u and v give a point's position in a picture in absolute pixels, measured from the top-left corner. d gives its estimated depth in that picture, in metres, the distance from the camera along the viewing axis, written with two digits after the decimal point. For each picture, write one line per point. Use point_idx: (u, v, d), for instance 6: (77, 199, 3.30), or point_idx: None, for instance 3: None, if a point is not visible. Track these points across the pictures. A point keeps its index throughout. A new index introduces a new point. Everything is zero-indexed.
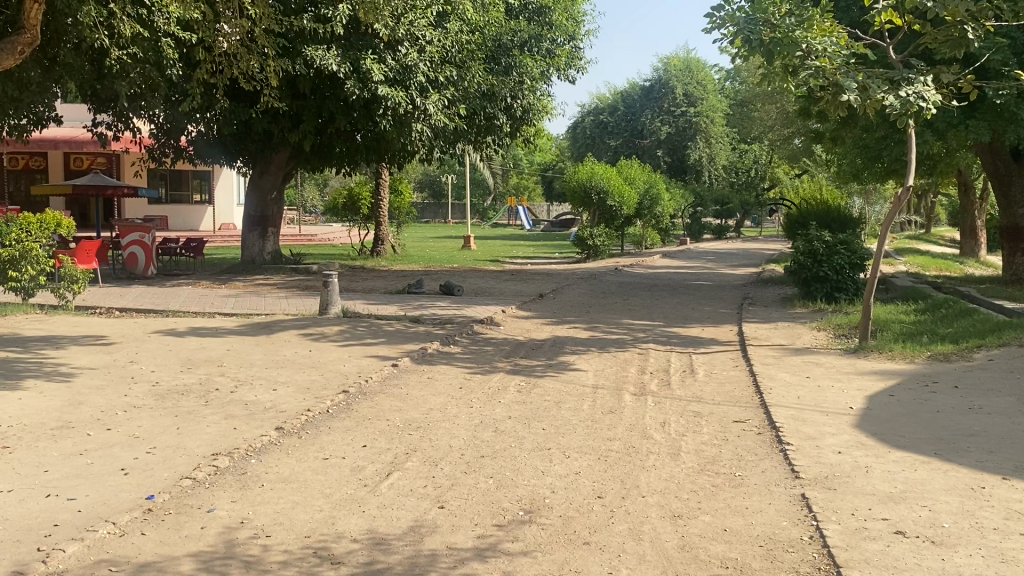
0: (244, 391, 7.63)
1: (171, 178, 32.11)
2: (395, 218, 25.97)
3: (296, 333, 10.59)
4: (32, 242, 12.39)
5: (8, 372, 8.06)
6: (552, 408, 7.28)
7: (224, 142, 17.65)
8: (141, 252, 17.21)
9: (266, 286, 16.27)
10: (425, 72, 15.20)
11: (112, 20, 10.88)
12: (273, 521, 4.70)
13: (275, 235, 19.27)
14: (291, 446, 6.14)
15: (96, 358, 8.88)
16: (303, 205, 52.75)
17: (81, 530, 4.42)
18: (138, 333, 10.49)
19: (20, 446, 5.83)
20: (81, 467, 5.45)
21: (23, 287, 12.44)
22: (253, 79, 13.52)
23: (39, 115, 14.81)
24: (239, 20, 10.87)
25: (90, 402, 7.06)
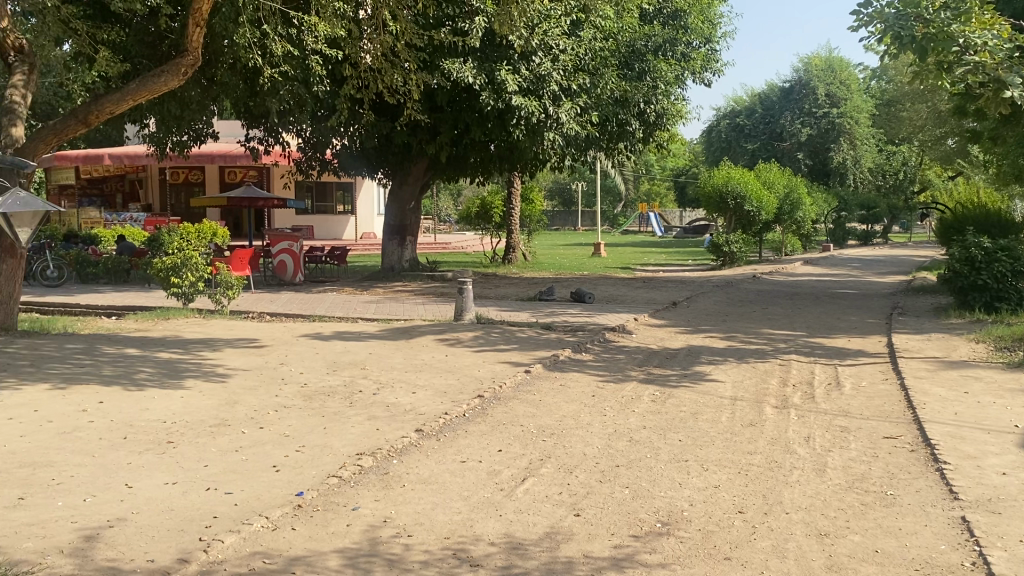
0: (385, 394, 7.88)
1: (317, 189, 33.68)
2: (527, 227, 26.12)
3: (432, 338, 10.84)
4: (192, 251, 13.28)
5: (171, 372, 8.65)
6: (688, 419, 7.14)
7: (366, 155, 18.37)
8: (289, 259, 18.09)
9: (404, 292, 16.78)
10: (558, 81, 15.31)
11: (265, 39, 11.49)
12: (414, 521, 4.82)
13: (413, 244, 19.82)
14: (430, 448, 6.30)
15: (249, 360, 9.40)
16: (438, 214, 54.13)
17: (238, 523, 4.68)
18: (286, 337, 11.04)
19: (183, 441, 6.24)
20: (236, 463, 5.77)
21: (184, 292, 13.33)
22: (395, 93, 13.95)
23: (198, 132, 15.78)
24: (381, 36, 11.31)
25: (244, 401, 7.47)
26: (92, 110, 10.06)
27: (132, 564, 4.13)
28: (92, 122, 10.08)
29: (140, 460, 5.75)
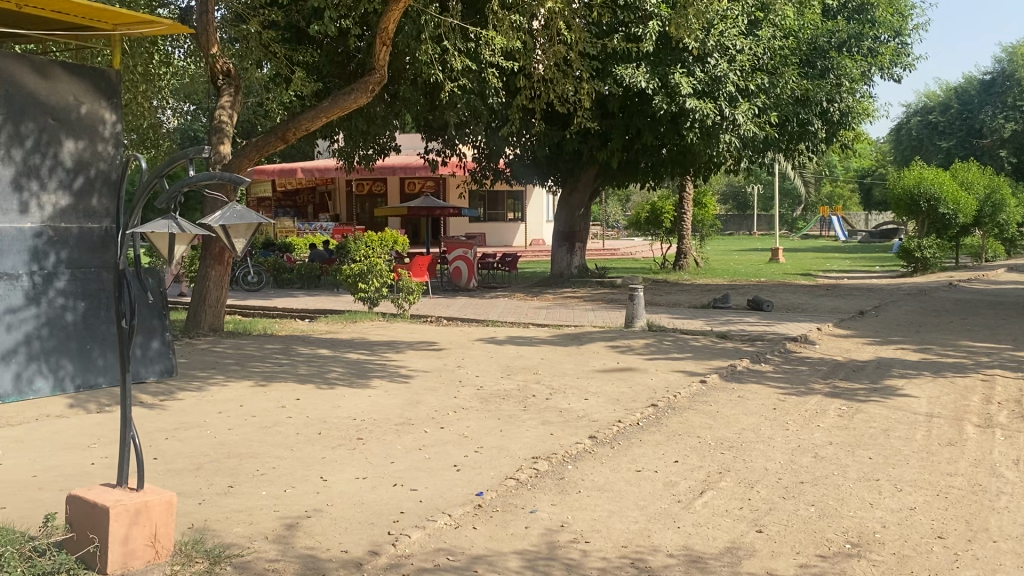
0: (559, 399, 7.96)
1: (489, 198, 34.43)
2: (699, 232, 25.57)
3: (604, 344, 10.84)
4: (376, 258, 13.99)
5: (358, 372, 9.14)
6: (878, 436, 6.74)
7: (538, 163, 18.67)
8: (464, 266, 18.68)
9: (574, 298, 16.91)
10: (735, 82, 14.93)
11: (445, 55, 11.88)
12: (591, 527, 4.85)
13: (582, 250, 19.90)
14: (605, 455, 6.31)
15: (429, 362, 9.79)
16: (607, 220, 54.21)
17: (423, 519, 4.88)
18: (463, 340, 11.39)
19: (371, 438, 6.59)
20: (420, 461, 6.02)
21: (369, 297, 14.06)
22: (568, 101, 14.10)
23: (382, 146, 16.55)
24: (555, 47, 11.48)
25: (425, 402, 7.78)
26: (289, 127, 10.94)
27: (329, 553, 4.40)
28: (289, 138, 10.95)
29: (333, 455, 6.11)
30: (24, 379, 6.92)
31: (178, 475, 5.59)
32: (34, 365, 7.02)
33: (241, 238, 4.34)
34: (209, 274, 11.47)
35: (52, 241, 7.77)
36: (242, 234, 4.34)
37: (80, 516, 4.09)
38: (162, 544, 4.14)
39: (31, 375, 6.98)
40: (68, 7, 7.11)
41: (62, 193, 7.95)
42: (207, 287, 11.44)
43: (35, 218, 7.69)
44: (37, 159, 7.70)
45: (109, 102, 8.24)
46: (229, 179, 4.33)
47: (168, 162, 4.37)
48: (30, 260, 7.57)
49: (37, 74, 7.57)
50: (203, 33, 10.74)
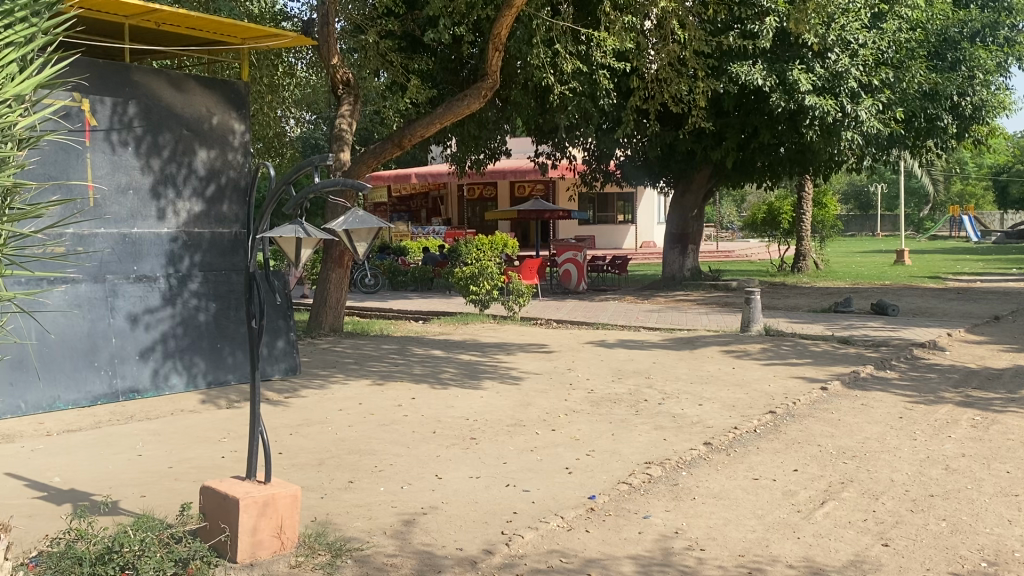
0: (672, 404, 7.85)
1: (599, 201, 34.20)
2: (818, 233, 24.71)
3: (719, 349, 10.62)
4: (488, 260, 14.15)
5: (471, 373, 9.27)
6: (1017, 450, 6.34)
7: (650, 164, 18.47)
8: (574, 269, 18.65)
9: (687, 301, 16.64)
10: (857, 77, 14.38)
11: (557, 58, 11.81)
12: (707, 535, 4.76)
13: (695, 253, 19.56)
14: (720, 462, 6.18)
15: (540, 364, 9.84)
16: (721, 221, 53.15)
17: (536, 520, 4.91)
18: (574, 343, 11.39)
19: (484, 438, 6.67)
20: (532, 462, 6.05)
21: (481, 299, 14.25)
22: (682, 101, 13.92)
23: (493, 150, 16.73)
24: (669, 46, 11.36)
25: (537, 404, 7.82)
26: (404, 134, 11.23)
27: (444, 550, 4.48)
28: (405, 144, 11.23)
29: (447, 454, 6.23)
30: (161, 375, 7.85)
31: (301, 469, 5.81)
32: (170, 362, 7.93)
33: (362, 242, 4.48)
34: (330, 277, 11.76)
35: (187, 245, 8.25)
36: (364, 238, 4.48)
37: (212, 505, 4.31)
38: (288, 535, 4.33)
39: (167, 371, 7.89)
40: (202, 24, 7.52)
41: (195, 200, 8.33)
42: (327, 289, 11.83)
43: (170, 224, 8.12)
44: (173, 168, 8.13)
45: (238, 114, 8.65)
46: (351, 185, 4.48)
47: (294, 169, 4.56)
48: (168, 262, 8.08)
49: (172, 88, 8.14)
50: (324, 45, 11.12)
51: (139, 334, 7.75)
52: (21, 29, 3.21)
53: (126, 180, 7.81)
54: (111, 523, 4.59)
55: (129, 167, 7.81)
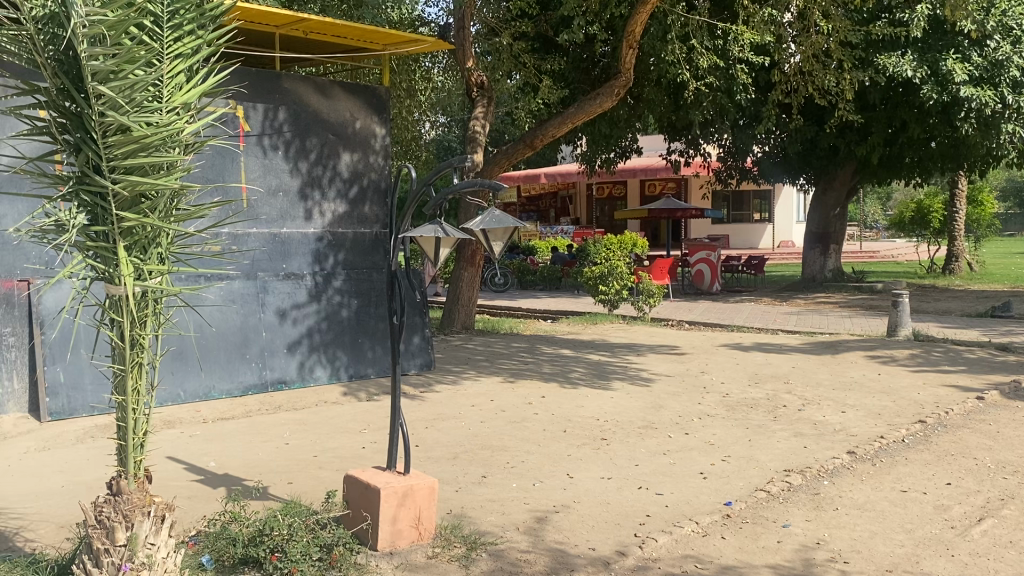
0: (812, 410, 7.56)
1: (734, 199, 33.36)
2: (973, 233, 23.21)
3: (863, 354, 10.15)
4: (618, 260, 14.04)
5: (601, 373, 9.23)
6: None
7: (789, 160, 17.86)
8: (707, 269, 18.24)
9: (828, 304, 15.97)
10: (1020, 65, 13.43)
11: (692, 54, 11.60)
12: (850, 547, 4.56)
13: (837, 253, 18.76)
14: (865, 472, 5.90)
15: (672, 366, 9.68)
16: (864, 220, 50.79)
17: (670, 524, 4.83)
18: (707, 345, 11.14)
19: (615, 439, 6.63)
20: (665, 466, 5.97)
21: (610, 299, 14.15)
22: (825, 95, 13.39)
23: (624, 148, 16.59)
24: (812, 38, 10.95)
25: (669, 406, 7.70)
26: (538, 134, 11.31)
27: (577, 549, 4.49)
28: (537, 144, 11.31)
29: (578, 453, 6.23)
30: (307, 367, 8.23)
31: (437, 462, 5.96)
32: (315, 355, 8.29)
33: (499, 241, 4.53)
34: (462, 276, 11.96)
35: (331, 244, 8.61)
36: (500, 237, 4.53)
37: (355, 494, 4.49)
38: (425, 527, 4.46)
39: (312, 364, 8.27)
40: (346, 32, 7.82)
41: (339, 201, 8.67)
42: (460, 288, 12.04)
43: (316, 224, 8.49)
44: (319, 170, 8.50)
45: (379, 118, 8.98)
46: (488, 186, 4.54)
47: (434, 171, 4.67)
48: (313, 261, 8.46)
49: (319, 94, 8.51)
50: (460, 48, 11.35)
51: (287, 328, 8.14)
52: (189, 41, 3.45)
53: (277, 182, 8.20)
54: (262, 508, 4.85)
55: (279, 170, 8.20)
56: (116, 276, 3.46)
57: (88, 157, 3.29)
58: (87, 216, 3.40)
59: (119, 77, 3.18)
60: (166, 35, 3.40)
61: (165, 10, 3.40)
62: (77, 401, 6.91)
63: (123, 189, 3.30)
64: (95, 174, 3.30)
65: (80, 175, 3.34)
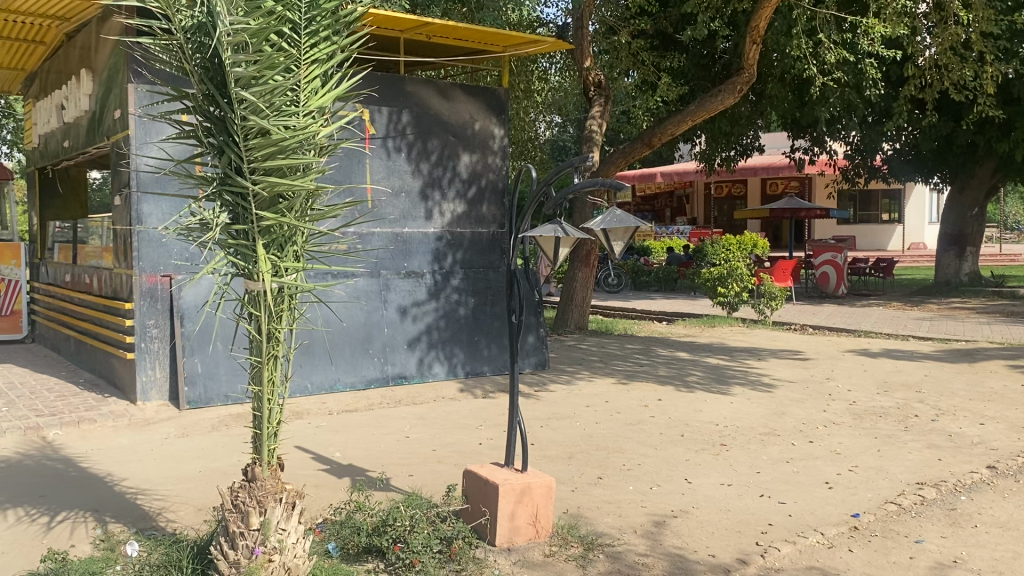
0: (947, 421, 7.17)
1: (861, 199, 32.04)
2: None
3: (1004, 364, 9.55)
4: (737, 261, 13.71)
5: (720, 377, 9.04)
6: None
7: (922, 158, 17.02)
8: (832, 272, 17.58)
9: (965, 309, 15.11)
10: None
11: (819, 49, 11.22)
12: (991, 568, 4.30)
13: (974, 255, 17.75)
14: (1007, 488, 5.56)
15: (794, 372, 9.38)
16: (1004, 221, 47.83)
17: (793, 534, 4.69)
18: (831, 351, 10.74)
19: (735, 445, 6.48)
20: (788, 474, 5.79)
21: (729, 301, 13.83)
22: (963, 88, 12.69)
23: (744, 147, 16.19)
24: (951, 30, 10.40)
25: (791, 413, 7.47)
26: (656, 133, 11.16)
27: (697, 555, 4.41)
28: (655, 143, 11.17)
29: (697, 458, 6.12)
30: (426, 363, 8.41)
31: (553, 461, 5.98)
32: (434, 352, 8.47)
33: (620, 241, 4.50)
34: (576, 276, 11.94)
35: (450, 243, 8.76)
36: (621, 237, 4.49)
37: (474, 489, 4.54)
38: (542, 524, 4.47)
39: (431, 360, 8.45)
40: (469, 35, 7.96)
41: (458, 201, 8.82)
42: (574, 288, 12.03)
43: (436, 223, 8.67)
44: (440, 171, 8.66)
45: (498, 119, 9.09)
46: (609, 185, 4.51)
47: (554, 171, 4.68)
48: (433, 259, 8.63)
49: (441, 96, 8.68)
50: (578, 48, 11.35)
51: (407, 325, 8.34)
52: (325, 47, 3.58)
53: (399, 183, 8.42)
54: (384, 499, 4.98)
55: (402, 172, 8.41)
56: (255, 272, 3.63)
57: (230, 159, 3.46)
58: (229, 215, 3.59)
59: (260, 83, 3.34)
60: (303, 41, 3.53)
61: (303, 17, 3.52)
62: (213, 390, 7.30)
63: (263, 189, 3.47)
64: (237, 175, 3.47)
65: (224, 176, 3.53)
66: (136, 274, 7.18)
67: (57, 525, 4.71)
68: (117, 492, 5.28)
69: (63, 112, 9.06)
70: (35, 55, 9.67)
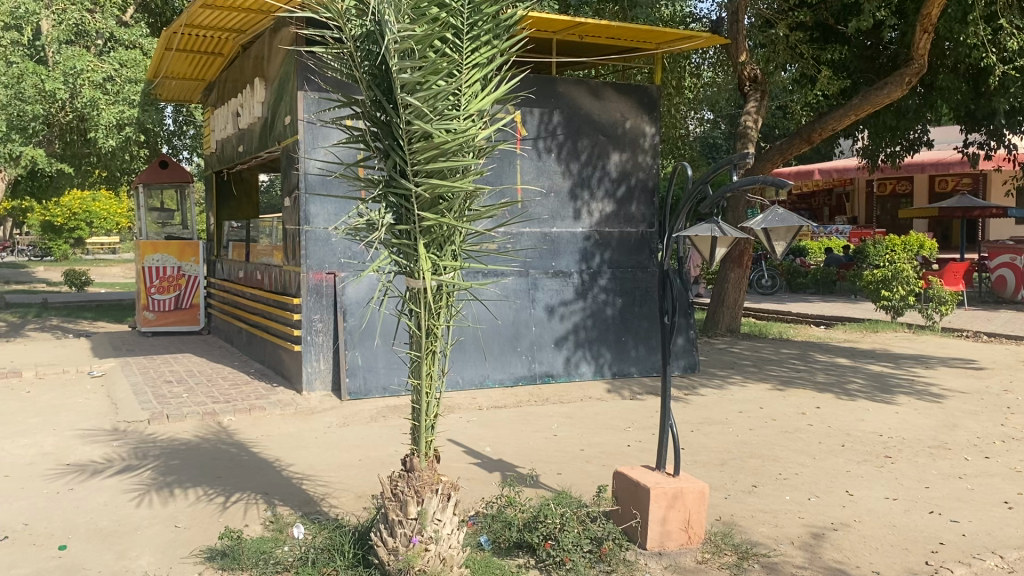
0: None
1: None
2: None
3: None
4: (903, 264, 12.97)
5: (884, 386, 8.57)
6: None
7: None
8: (1010, 275, 16.33)
9: None
10: None
11: (1000, 35, 10.43)
12: None
13: None
14: None
15: (967, 382, 8.77)
16: None
17: (967, 556, 4.39)
18: (1010, 361, 9.95)
19: (901, 457, 6.13)
20: (961, 491, 5.42)
21: (894, 306, 13.11)
22: None
23: (912, 143, 15.09)
24: None
25: (964, 426, 6.99)
26: (815, 128, 10.71)
27: (859, 572, 4.21)
28: (814, 138, 10.75)
29: (858, 470, 5.84)
30: (573, 363, 8.44)
31: (703, 467, 5.86)
32: (581, 351, 8.48)
33: (781, 241, 4.35)
34: (728, 277, 11.64)
35: (599, 243, 8.75)
36: (783, 237, 4.34)
37: (624, 491, 4.49)
38: (695, 530, 4.38)
39: (578, 360, 8.47)
40: (622, 34, 7.92)
41: (607, 201, 8.80)
42: (726, 289, 11.72)
43: (584, 223, 8.68)
44: (589, 171, 8.68)
45: (649, 117, 8.98)
46: (771, 182, 4.35)
47: (712, 169, 4.57)
48: (581, 259, 8.65)
49: (592, 96, 8.68)
50: (734, 43, 11.19)
51: (555, 324, 8.40)
52: (486, 51, 3.66)
53: (549, 183, 8.49)
54: (535, 495, 5.05)
55: (552, 172, 8.48)
56: (417, 270, 3.76)
57: (395, 162, 3.60)
58: (393, 216, 3.74)
59: (424, 88, 3.43)
60: (465, 46, 3.62)
61: (466, 21, 3.60)
62: (371, 382, 7.59)
63: (424, 191, 3.59)
64: (402, 178, 3.61)
65: (389, 178, 3.68)
66: (305, 271, 7.59)
67: (232, 505, 5.05)
68: (284, 477, 5.60)
69: (238, 118, 9.68)
70: (214, 66, 10.40)
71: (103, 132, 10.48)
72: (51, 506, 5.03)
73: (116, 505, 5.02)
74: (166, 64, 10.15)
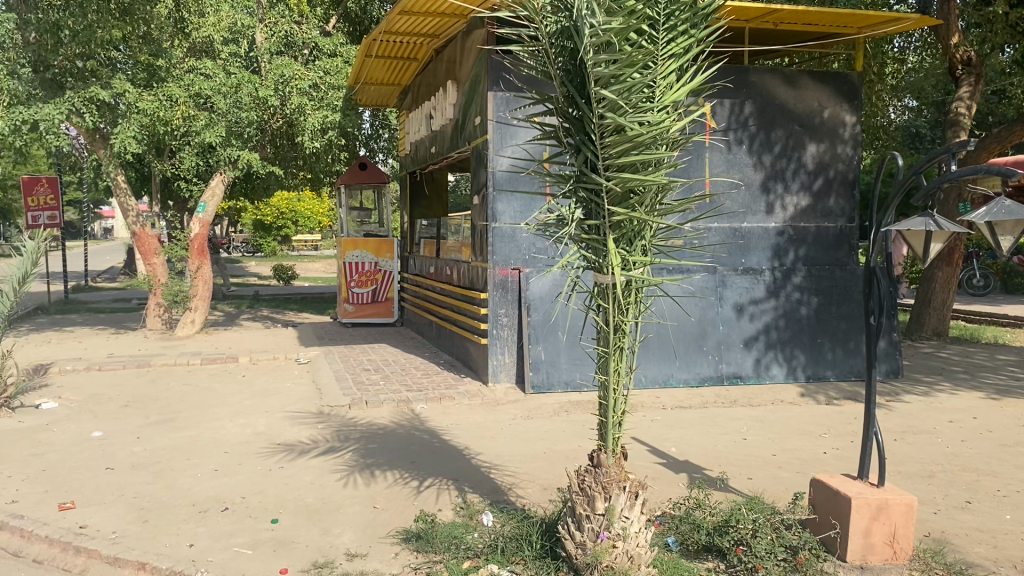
0: None
1: None
2: None
3: None
4: None
5: None
6: None
7: None
8: None
9: None
10: None
11: None
12: None
13: None
14: None
15: None
16: None
17: None
18: None
19: None
20: None
21: None
22: None
23: None
24: None
25: None
26: None
27: None
28: None
29: None
30: (763, 364, 8.10)
31: (910, 479, 5.46)
32: (772, 353, 8.13)
33: (1008, 235, 3.97)
34: (935, 275, 10.80)
35: (793, 239, 8.42)
36: (1010, 231, 3.95)
37: (823, 500, 4.26)
38: (902, 546, 4.06)
39: (769, 361, 8.12)
40: (821, 19, 7.52)
41: (803, 194, 8.42)
42: (933, 288, 10.87)
43: (777, 218, 8.37)
44: (783, 163, 8.34)
45: (850, 105, 8.49)
46: (996, 173, 3.93)
47: (925, 159, 4.19)
48: (773, 256, 8.37)
49: (787, 84, 8.32)
50: (944, 24, 10.35)
51: (744, 324, 8.13)
52: (683, 41, 3.56)
53: (740, 177, 8.24)
54: (725, 499, 4.90)
55: (743, 165, 8.24)
56: (606, 265, 3.74)
57: (587, 157, 3.61)
58: (583, 211, 3.74)
59: (619, 81, 3.41)
60: (661, 37, 3.53)
61: (662, 12, 3.51)
62: (554, 376, 7.66)
63: (615, 185, 3.55)
64: (592, 172, 3.61)
65: (579, 173, 3.68)
66: (491, 267, 7.79)
67: (425, 489, 5.25)
68: (474, 465, 5.76)
69: (432, 120, 10.07)
70: (409, 69, 10.82)
71: (310, 134, 11.16)
72: (265, 481, 5.45)
73: (323, 484, 5.36)
74: (365, 70, 10.70)
